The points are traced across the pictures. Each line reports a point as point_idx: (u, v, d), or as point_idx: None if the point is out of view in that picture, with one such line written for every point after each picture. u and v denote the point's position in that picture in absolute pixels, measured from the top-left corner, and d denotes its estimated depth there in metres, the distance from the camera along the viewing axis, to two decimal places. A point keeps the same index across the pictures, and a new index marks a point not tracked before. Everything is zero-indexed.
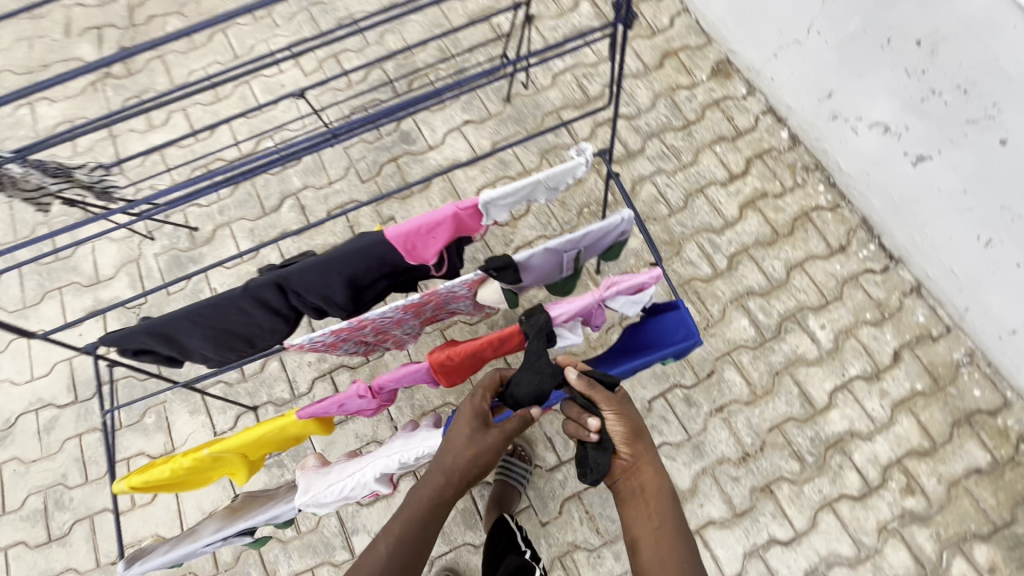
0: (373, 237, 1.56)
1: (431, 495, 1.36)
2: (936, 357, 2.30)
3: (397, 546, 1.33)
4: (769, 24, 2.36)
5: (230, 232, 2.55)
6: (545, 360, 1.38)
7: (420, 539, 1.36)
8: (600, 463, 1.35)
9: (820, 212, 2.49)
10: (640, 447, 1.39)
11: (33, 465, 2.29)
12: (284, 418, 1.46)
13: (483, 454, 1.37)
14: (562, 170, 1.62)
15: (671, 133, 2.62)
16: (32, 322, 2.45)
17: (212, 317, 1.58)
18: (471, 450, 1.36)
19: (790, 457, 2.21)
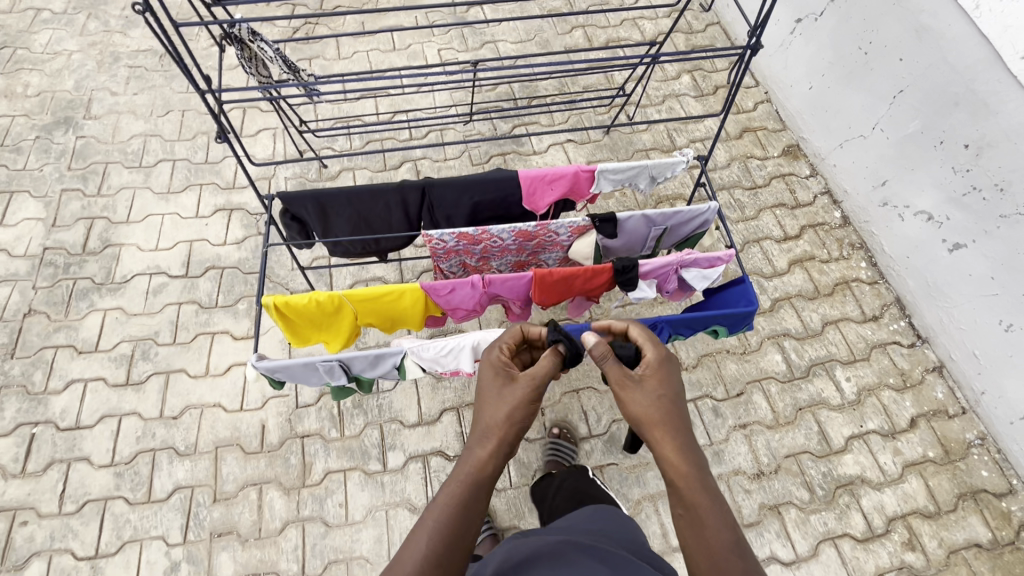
0: (508, 173, 1.93)
1: (476, 466, 1.23)
2: (950, 433, 2.48)
3: (439, 523, 1.14)
4: (840, 119, 2.83)
5: (352, 175, 2.99)
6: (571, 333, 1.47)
7: (467, 517, 1.17)
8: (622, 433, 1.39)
9: (859, 283, 2.80)
10: (665, 423, 1.27)
11: (133, 317, 2.58)
12: (410, 287, 1.75)
13: (521, 408, 1.31)
14: (667, 163, 2.00)
15: (739, 190, 3.03)
16: (171, 205, 2.86)
17: (364, 202, 1.93)
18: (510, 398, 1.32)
19: (801, 485, 2.36)
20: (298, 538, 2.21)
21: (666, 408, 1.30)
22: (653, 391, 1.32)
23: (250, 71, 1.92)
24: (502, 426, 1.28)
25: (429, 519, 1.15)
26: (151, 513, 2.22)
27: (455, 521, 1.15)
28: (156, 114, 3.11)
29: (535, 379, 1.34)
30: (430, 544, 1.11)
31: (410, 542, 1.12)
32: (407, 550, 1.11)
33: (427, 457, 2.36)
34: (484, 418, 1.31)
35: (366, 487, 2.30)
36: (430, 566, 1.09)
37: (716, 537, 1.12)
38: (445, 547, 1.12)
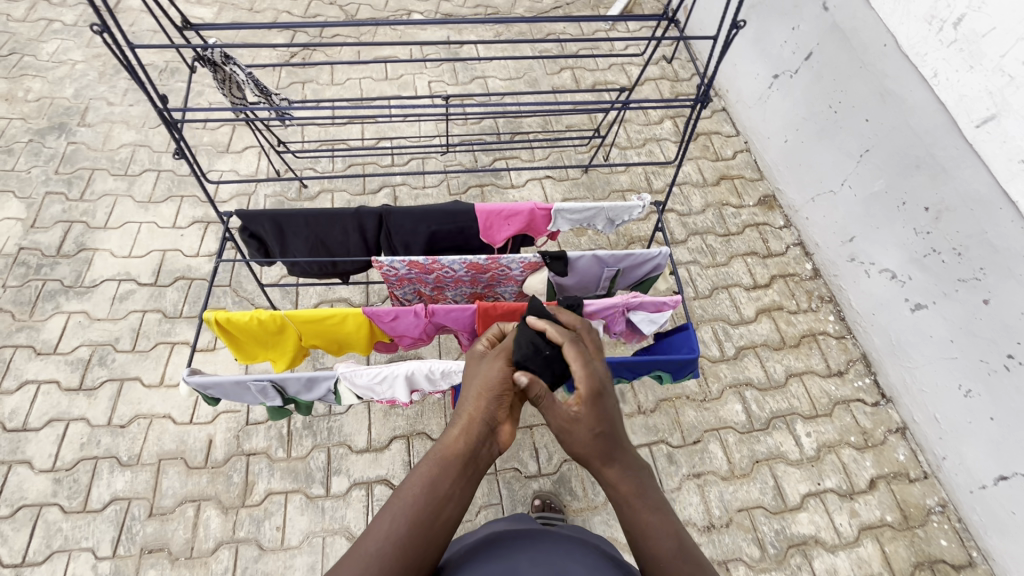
0: (465, 206, 1.95)
1: (449, 443, 1.13)
2: (910, 497, 2.41)
3: (413, 500, 1.04)
4: (812, 174, 2.88)
5: (331, 197, 3.04)
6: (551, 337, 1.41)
7: (438, 492, 1.06)
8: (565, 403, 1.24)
9: (826, 336, 2.78)
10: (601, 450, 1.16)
11: (96, 322, 2.60)
12: (351, 311, 1.75)
13: (499, 379, 1.22)
14: (623, 207, 2.03)
15: (712, 236, 3.06)
16: (150, 214, 2.92)
17: (321, 225, 1.96)
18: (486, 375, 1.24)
19: (752, 541, 2.29)
20: (230, 560, 2.15)
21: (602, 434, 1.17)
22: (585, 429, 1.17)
23: (224, 91, 2.01)
24: (479, 399, 1.20)
25: (398, 496, 1.05)
26: (84, 524, 2.18)
27: (425, 501, 1.04)
28: (148, 125, 3.20)
29: (508, 353, 1.29)
30: (399, 519, 1.02)
31: (375, 522, 1.02)
32: (375, 528, 1.01)
33: (371, 484, 2.32)
34: (462, 398, 1.23)
35: (306, 512, 2.25)
36: (393, 546, 0.99)
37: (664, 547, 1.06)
38: (413, 526, 1.01)
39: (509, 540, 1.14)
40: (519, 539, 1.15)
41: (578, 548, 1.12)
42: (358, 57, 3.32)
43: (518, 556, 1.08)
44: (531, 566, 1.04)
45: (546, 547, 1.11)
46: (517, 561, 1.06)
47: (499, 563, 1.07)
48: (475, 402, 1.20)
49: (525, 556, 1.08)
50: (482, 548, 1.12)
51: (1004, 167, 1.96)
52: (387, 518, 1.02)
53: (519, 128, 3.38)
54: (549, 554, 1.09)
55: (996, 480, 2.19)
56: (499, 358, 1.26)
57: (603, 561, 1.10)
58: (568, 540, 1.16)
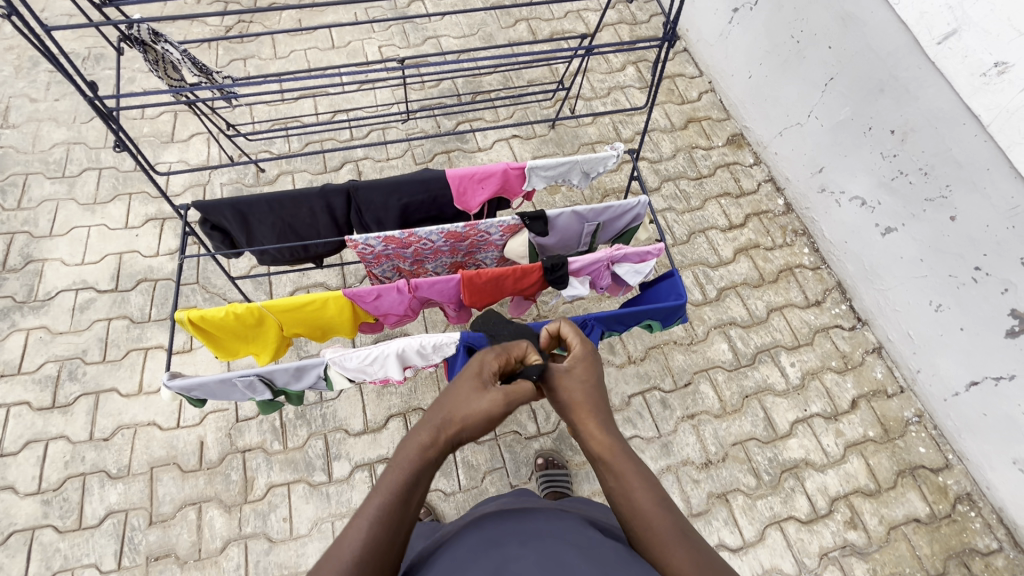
0: (436, 173, 1.88)
1: (424, 456, 1.05)
2: (889, 412, 2.54)
3: (387, 507, 1.00)
4: (778, 107, 2.86)
5: (292, 178, 2.91)
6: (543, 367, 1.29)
7: (411, 505, 1.03)
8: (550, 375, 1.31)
9: (803, 269, 2.84)
10: (591, 405, 1.19)
11: (59, 336, 2.46)
12: (331, 295, 1.69)
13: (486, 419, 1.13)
14: (598, 158, 1.98)
15: (685, 180, 3.04)
16: (98, 216, 2.73)
17: (287, 209, 1.86)
18: (479, 408, 1.11)
19: (748, 471, 2.39)
20: (240, 556, 2.14)
21: (595, 389, 1.23)
22: (574, 376, 1.24)
23: (158, 74, 1.83)
24: (462, 422, 1.10)
25: (371, 500, 1.01)
26: (83, 541, 2.13)
27: (400, 507, 1.01)
28: (79, 120, 2.96)
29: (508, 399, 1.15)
30: (371, 525, 0.98)
31: (353, 525, 0.97)
32: (348, 531, 0.97)
33: (373, 464, 2.31)
34: (444, 412, 1.11)
35: (311, 499, 2.24)
36: (368, 553, 0.96)
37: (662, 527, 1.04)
38: (389, 533, 0.99)
39: (498, 522, 1.11)
40: (508, 520, 1.11)
41: (572, 533, 1.07)
42: (299, 26, 3.11)
43: (506, 537, 1.04)
44: (518, 548, 1.00)
45: (537, 527, 1.07)
46: (505, 542, 1.02)
47: (488, 548, 1.02)
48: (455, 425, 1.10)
49: (513, 537, 1.04)
50: (472, 531, 1.10)
51: (966, 82, 1.98)
52: (361, 524, 0.97)
53: (479, 87, 3.26)
54: (539, 536, 1.04)
55: (967, 386, 2.32)
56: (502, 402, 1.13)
57: (595, 545, 1.05)
58: (561, 520, 1.11)
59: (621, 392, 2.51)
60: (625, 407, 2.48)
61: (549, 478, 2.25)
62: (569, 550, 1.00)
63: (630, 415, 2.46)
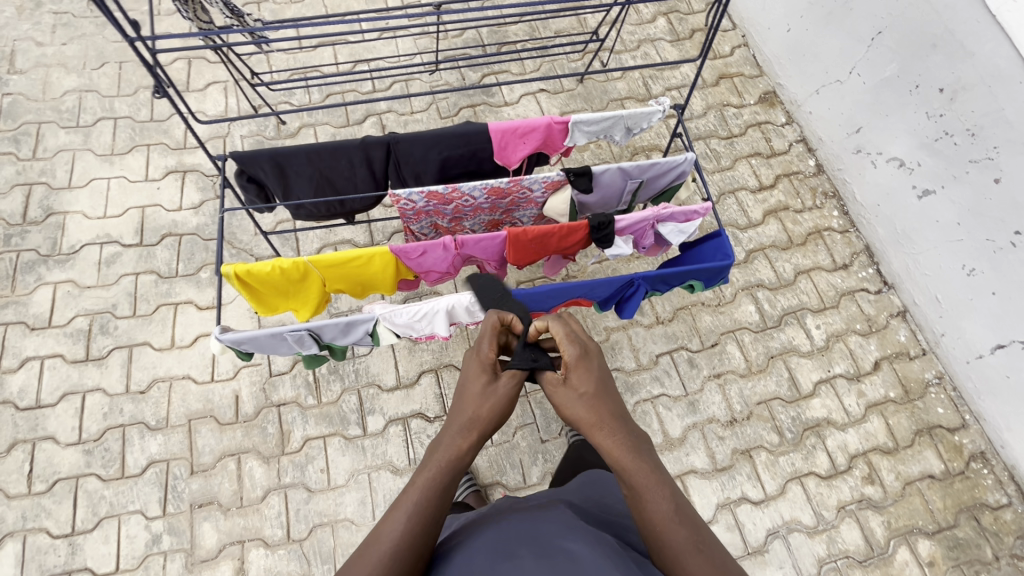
0: (478, 126, 1.83)
1: (457, 453, 1.10)
2: (910, 374, 2.59)
3: (421, 502, 1.04)
4: (818, 64, 2.77)
5: (314, 132, 2.83)
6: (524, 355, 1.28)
7: (446, 500, 1.06)
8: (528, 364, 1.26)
9: (831, 232, 2.82)
10: (596, 419, 1.15)
11: (87, 290, 2.44)
12: (376, 250, 1.67)
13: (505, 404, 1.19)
14: (643, 113, 1.90)
15: (716, 139, 2.97)
16: (116, 168, 2.66)
17: (325, 161, 1.81)
18: (495, 397, 1.18)
19: (771, 429, 2.45)
20: (281, 504, 2.21)
21: (598, 400, 1.17)
22: (572, 389, 1.19)
23: (187, 13, 1.72)
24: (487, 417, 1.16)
25: (408, 492, 1.05)
26: (127, 488, 2.18)
27: (434, 503, 1.04)
28: (89, 66, 2.84)
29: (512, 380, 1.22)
30: (408, 520, 1.00)
31: (389, 519, 1.00)
32: (384, 526, 1.00)
33: (407, 419, 2.35)
34: (469, 409, 1.16)
35: (347, 452, 2.30)
36: (404, 547, 0.98)
37: (680, 544, 1.01)
38: (424, 528, 1.02)
39: (510, 529, 1.13)
40: (519, 528, 1.13)
41: (588, 544, 1.06)
42: None
43: (521, 548, 1.04)
44: (532, 560, 1.01)
45: (552, 540, 1.07)
46: (520, 553, 1.03)
47: (502, 561, 1.03)
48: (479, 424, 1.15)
49: (526, 545, 1.05)
50: (486, 538, 1.12)
51: None
52: (397, 518, 1.00)
53: (504, 38, 3.13)
54: (555, 550, 1.03)
55: (993, 349, 2.35)
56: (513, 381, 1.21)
57: (605, 550, 1.06)
58: (575, 532, 1.10)
59: (649, 351, 2.53)
60: (653, 365, 2.51)
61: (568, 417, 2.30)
62: (581, 556, 1.01)
63: (658, 373, 2.50)
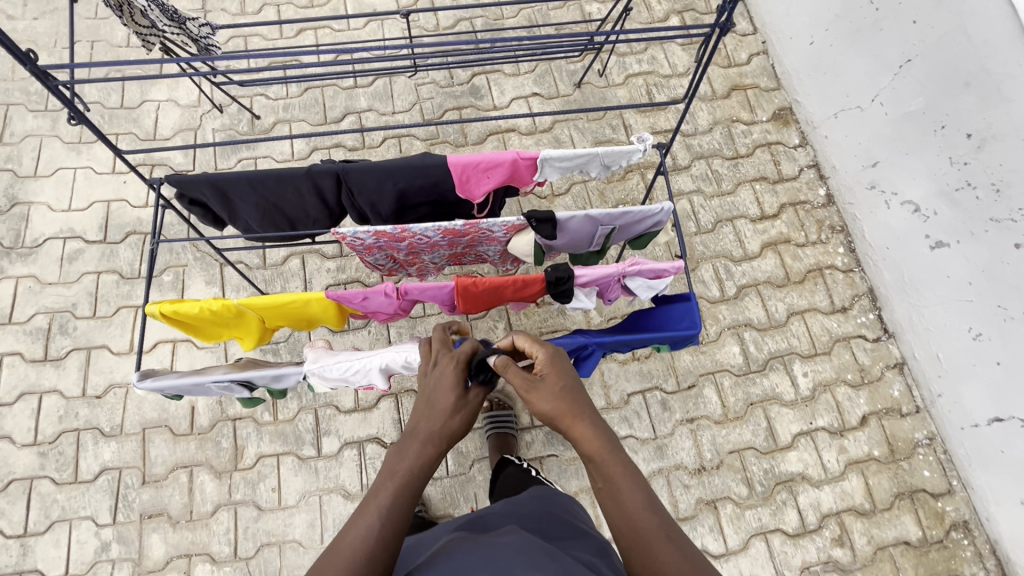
0: (436, 159, 1.67)
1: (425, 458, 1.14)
2: (899, 432, 2.43)
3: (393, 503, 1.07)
4: (839, 85, 2.50)
5: (288, 128, 2.68)
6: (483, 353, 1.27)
7: (415, 501, 1.09)
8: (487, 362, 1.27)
9: (833, 271, 2.61)
10: (570, 410, 1.16)
11: (49, 287, 2.39)
12: (312, 294, 1.56)
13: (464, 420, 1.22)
14: (621, 151, 1.72)
15: (719, 159, 2.74)
16: (83, 157, 2.56)
17: (270, 188, 1.69)
18: (459, 409, 1.21)
19: (741, 481, 2.34)
20: (230, 521, 2.20)
21: (572, 394, 1.19)
22: (551, 382, 1.19)
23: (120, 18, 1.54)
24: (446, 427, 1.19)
25: (378, 495, 1.07)
26: (79, 494, 2.18)
27: (405, 502, 1.08)
28: (60, 45, 2.70)
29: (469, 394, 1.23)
30: (383, 520, 1.04)
31: (359, 524, 1.03)
32: (354, 530, 1.03)
33: (362, 443, 2.30)
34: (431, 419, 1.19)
35: (299, 472, 2.26)
36: (380, 545, 1.02)
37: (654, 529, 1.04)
38: (396, 527, 1.05)
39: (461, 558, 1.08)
40: (471, 555, 1.07)
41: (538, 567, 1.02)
42: None
43: None
44: None
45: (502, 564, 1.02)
46: None
47: None
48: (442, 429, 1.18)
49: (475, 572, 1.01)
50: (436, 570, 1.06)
51: None
52: (372, 519, 1.04)
53: None
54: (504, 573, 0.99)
55: (990, 421, 2.18)
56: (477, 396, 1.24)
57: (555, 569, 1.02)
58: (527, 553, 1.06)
59: (620, 389, 2.41)
60: (623, 404, 2.40)
61: (493, 420, 2.27)
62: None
63: (627, 413, 2.39)
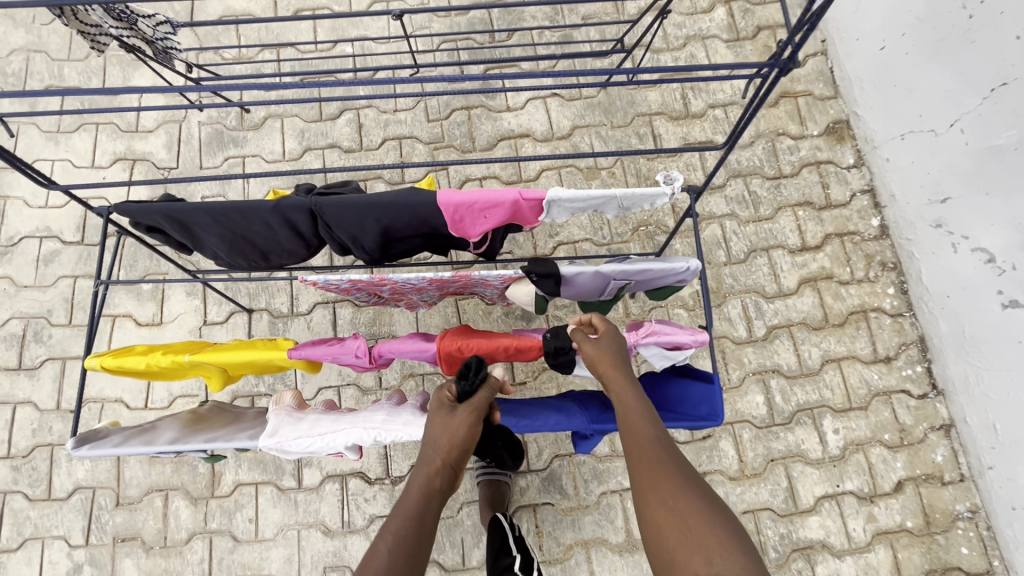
0: (424, 196, 1.42)
1: (429, 479, 1.16)
2: (938, 502, 2.17)
3: (404, 526, 1.09)
4: (911, 102, 2.17)
5: (280, 124, 2.44)
6: (477, 378, 1.25)
7: (425, 526, 1.11)
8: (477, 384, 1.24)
9: (880, 314, 2.30)
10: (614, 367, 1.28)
11: (23, 290, 2.25)
12: (275, 352, 1.38)
13: (471, 433, 1.21)
14: (644, 194, 1.43)
15: (758, 179, 2.41)
16: (61, 149, 2.38)
17: (235, 222, 1.48)
18: (455, 427, 1.19)
19: (753, 545, 2.13)
20: (204, 550, 2.09)
21: (618, 354, 1.31)
22: (604, 341, 1.32)
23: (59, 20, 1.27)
24: (450, 447, 1.18)
25: (395, 518, 1.10)
26: (52, 512, 2.10)
27: (414, 524, 1.10)
28: (38, 21, 2.48)
29: (476, 409, 1.23)
30: (394, 546, 1.06)
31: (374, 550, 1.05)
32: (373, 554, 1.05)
33: (345, 477, 2.15)
34: (432, 443, 1.19)
35: (278, 504, 2.13)
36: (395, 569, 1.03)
37: (643, 439, 1.16)
38: (409, 548, 1.07)
39: None
40: None
41: None
42: None
43: None
44: None
45: None
46: None
47: None
48: (445, 452, 1.18)
49: None
50: None
51: None
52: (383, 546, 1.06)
53: (519, 19, 2.54)
54: None
55: None
56: (472, 412, 1.21)
57: None
58: None
59: None
60: None
61: (487, 468, 2.08)
62: None
63: None
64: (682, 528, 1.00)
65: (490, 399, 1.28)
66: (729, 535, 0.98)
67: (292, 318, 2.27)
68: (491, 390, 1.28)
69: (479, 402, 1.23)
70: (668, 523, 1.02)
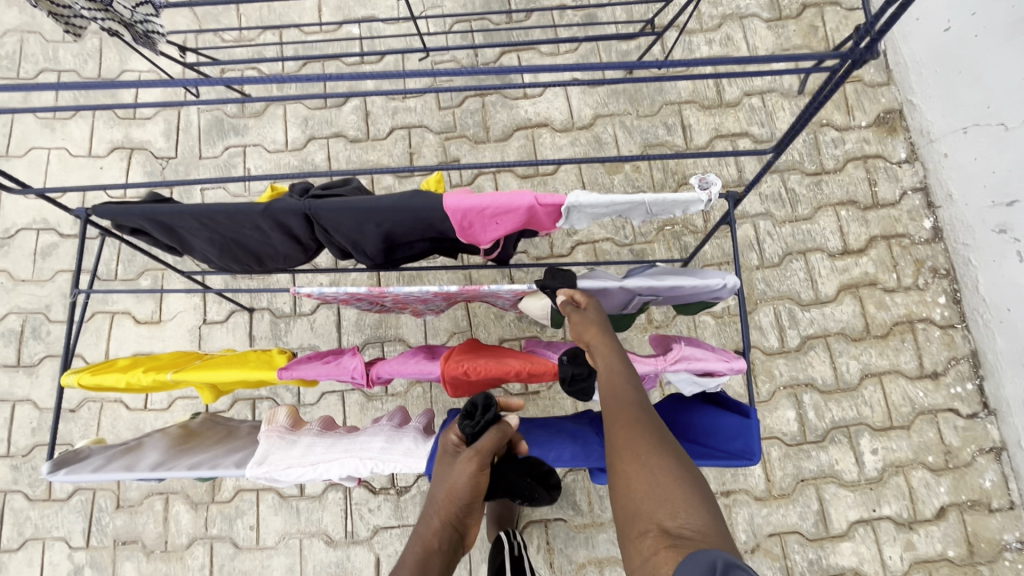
0: (429, 200, 1.27)
1: (429, 537, 1.15)
2: (984, 531, 1.99)
3: None
4: (978, 91, 1.95)
5: (282, 112, 2.30)
6: (478, 419, 1.15)
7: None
8: (476, 427, 1.15)
9: (928, 325, 2.10)
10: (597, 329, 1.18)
11: (21, 285, 2.18)
12: (263, 373, 1.26)
13: (471, 487, 1.14)
14: (676, 201, 1.26)
15: (798, 175, 2.21)
16: (58, 136, 2.28)
17: (223, 225, 1.34)
18: (453, 480, 1.13)
19: (778, 570, 2.00)
20: (205, 556, 2.04)
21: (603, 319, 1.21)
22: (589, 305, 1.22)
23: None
24: (447, 501, 1.14)
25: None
26: (52, 513, 2.06)
27: None
28: None
29: (478, 457, 1.13)
30: None
31: None
32: None
33: (348, 486, 2.06)
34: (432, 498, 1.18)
35: (280, 512, 2.06)
36: None
37: (622, 398, 1.06)
38: None
39: None
40: None
41: None
42: None
43: None
44: None
45: None
46: None
47: None
48: (443, 506, 1.15)
49: None
50: None
51: None
52: None
53: None
54: None
55: None
56: (470, 461, 1.12)
57: None
58: None
59: None
60: None
61: None
62: None
63: None
64: (648, 481, 0.91)
65: (502, 441, 1.17)
66: (695, 491, 0.89)
67: (295, 318, 2.16)
68: (503, 433, 1.16)
69: (482, 446, 1.13)
70: (636, 476, 0.93)
